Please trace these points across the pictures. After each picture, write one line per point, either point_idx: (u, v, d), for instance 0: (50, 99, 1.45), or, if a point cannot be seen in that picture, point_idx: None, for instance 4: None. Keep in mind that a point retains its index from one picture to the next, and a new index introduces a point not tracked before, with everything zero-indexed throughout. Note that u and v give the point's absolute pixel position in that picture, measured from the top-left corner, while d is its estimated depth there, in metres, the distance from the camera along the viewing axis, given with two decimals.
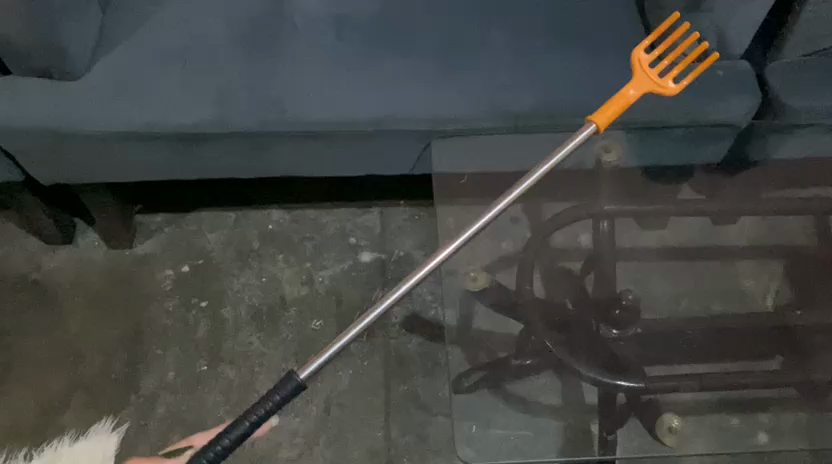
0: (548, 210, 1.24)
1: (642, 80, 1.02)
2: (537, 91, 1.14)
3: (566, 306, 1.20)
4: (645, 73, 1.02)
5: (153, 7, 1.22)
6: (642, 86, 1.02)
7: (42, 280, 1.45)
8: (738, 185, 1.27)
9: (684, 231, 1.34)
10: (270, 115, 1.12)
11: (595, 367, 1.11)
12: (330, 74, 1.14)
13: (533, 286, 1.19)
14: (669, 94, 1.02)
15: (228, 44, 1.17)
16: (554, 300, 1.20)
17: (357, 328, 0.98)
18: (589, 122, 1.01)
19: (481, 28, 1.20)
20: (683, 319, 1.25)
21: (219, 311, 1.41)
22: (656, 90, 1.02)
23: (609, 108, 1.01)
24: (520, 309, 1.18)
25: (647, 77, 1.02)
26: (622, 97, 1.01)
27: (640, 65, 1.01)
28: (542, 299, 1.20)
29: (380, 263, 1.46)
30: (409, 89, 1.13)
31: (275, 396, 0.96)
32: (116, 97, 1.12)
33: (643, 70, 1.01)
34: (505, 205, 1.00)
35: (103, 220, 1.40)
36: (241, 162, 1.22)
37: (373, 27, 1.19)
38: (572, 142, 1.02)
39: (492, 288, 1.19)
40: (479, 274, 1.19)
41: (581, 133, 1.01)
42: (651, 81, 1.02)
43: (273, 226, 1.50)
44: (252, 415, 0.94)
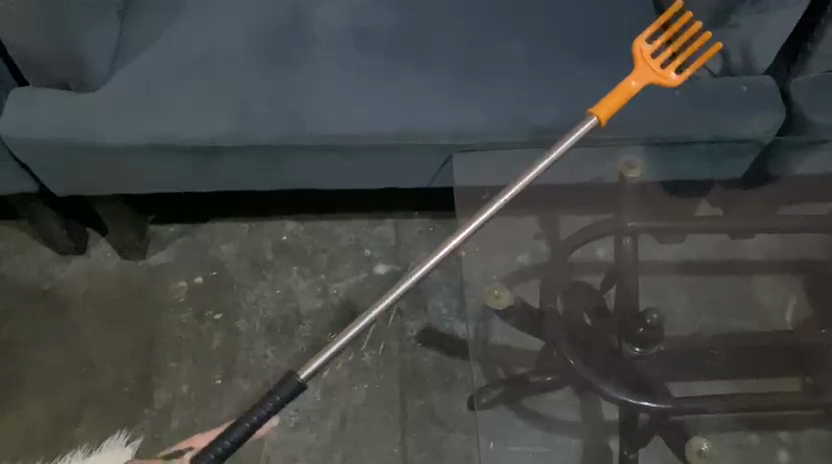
0: (564, 227, 1.22)
1: (646, 72, 1.04)
2: (557, 104, 1.13)
3: (584, 323, 1.18)
4: (647, 64, 1.04)
5: (170, 14, 1.20)
6: (645, 77, 1.03)
7: (54, 291, 1.44)
8: (755, 199, 1.26)
9: (699, 246, 1.30)
10: (287, 128, 1.11)
11: (620, 386, 1.11)
12: (345, 88, 1.13)
13: (556, 305, 1.17)
14: (671, 85, 1.04)
15: (244, 53, 1.16)
16: (572, 317, 1.19)
17: (352, 332, 1.00)
18: (591, 115, 1.03)
19: (500, 38, 1.18)
20: (705, 337, 1.25)
21: (233, 323, 1.40)
22: (658, 81, 1.04)
23: (610, 100, 1.03)
24: (544, 325, 1.16)
25: (649, 67, 1.03)
26: (624, 87, 1.03)
27: (643, 55, 1.04)
28: (562, 316, 1.18)
29: (395, 275, 1.45)
30: (428, 101, 1.12)
31: (275, 397, 0.97)
32: (132, 109, 1.11)
33: (644, 62, 1.04)
34: (502, 203, 1.05)
35: (116, 231, 1.39)
36: (261, 176, 1.20)
37: (392, 37, 1.18)
38: (577, 131, 1.03)
39: (514, 308, 1.17)
40: (502, 292, 1.18)
41: (583, 126, 1.03)
42: (654, 73, 1.03)
43: (287, 237, 1.49)
44: (252, 416, 0.95)
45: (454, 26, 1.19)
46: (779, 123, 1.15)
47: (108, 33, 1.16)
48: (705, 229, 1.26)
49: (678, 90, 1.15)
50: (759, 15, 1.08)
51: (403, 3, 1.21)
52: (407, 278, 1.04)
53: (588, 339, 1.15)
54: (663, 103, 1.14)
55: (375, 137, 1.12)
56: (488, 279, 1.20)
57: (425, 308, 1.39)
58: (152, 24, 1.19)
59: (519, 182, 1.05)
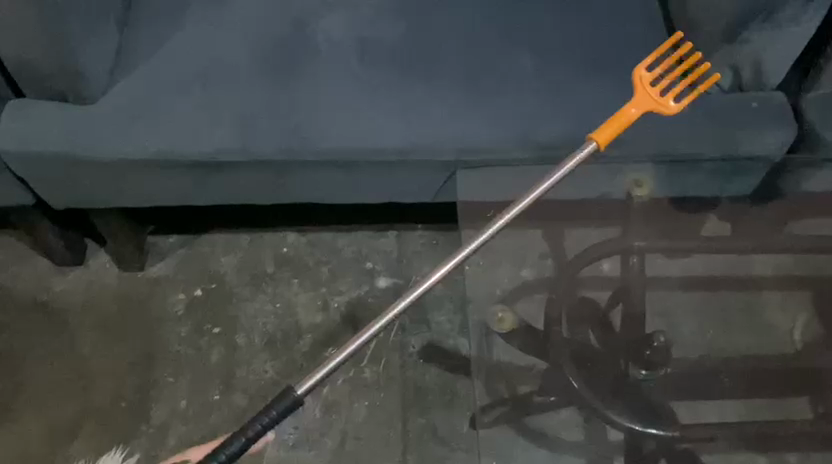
0: (572, 238, 1.20)
1: (645, 99, 1.02)
2: (564, 119, 1.11)
3: (589, 341, 1.17)
4: (646, 92, 1.02)
5: (171, 22, 1.17)
6: (644, 105, 1.02)
7: (52, 302, 1.42)
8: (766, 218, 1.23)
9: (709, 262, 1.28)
10: (290, 143, 1.09)
11: (627, 413, 1.10)
12: (348, 103, 1.10)
13: (561, 327, 1.16)
14: (669, 113, 1.03)
15: (248, 63, 1.13)
16: (578, 338, 1.17)
17: (346, 353, 0.96)
18: (590, 139, 1.00)
19: (509, 51, 1.16)
20: (708, 365, 1.22)
21: (233, 337, 1.38)
22: (657, 109, 1.03)
23: (609, 125, 1.00)
24: (549, 350, 1.14)
25: (648, 95, 1.02)
26: (623, 114, 1.01)
27: (642, 83, 1.02)
28: (568, 339, 1.16)
29: (397, 289, 1.43)
30: (434, 115, 1.10)
31: (272, 412, 0.94)
32: (133, 121, 1.09)
33: (643, 89, 1.02)
34: (506, 220, 1.01)
35: (114, 242, 1.37)
36: (261, 190, 1.18)
37: (398, 50, 1.15)
38: (575, 160, 1.00)
39: (520, 331, 1.16)
40: (506, 315, 1.17)
41: (582, 151, 1.00)
42: (653, 101, 1.02)
43: (288, 249, 1.46)
44: (249, 431, 0.92)
45: (463, 39, 1.17)
46: (789, 142, 1.11)
47: (107, 43, 1.13)
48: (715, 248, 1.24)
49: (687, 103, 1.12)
50: (771, 30, 1.05)
51: (409, 15, 1.19)
52: (410, 292, 1.00)
53: (598, 361, 1.14)
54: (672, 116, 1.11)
55: (376, 154, 1.10)
56: (493, 296, 1.19)
57: (427, 324, 1.36)
58: (152, 32, 1.16)
59: (525, 198, 1.01)
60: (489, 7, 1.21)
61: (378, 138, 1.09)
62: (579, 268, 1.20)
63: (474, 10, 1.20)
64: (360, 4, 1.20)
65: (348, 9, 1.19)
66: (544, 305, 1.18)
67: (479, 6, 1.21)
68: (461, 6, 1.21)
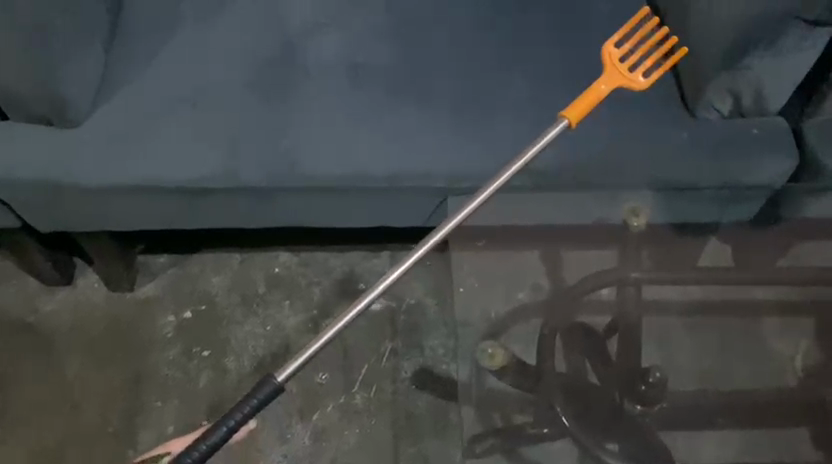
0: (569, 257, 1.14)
1: (614, 75, 1.01)
2: (558, 147, 1.09)
3: (590, 381, 1.12)
4: (615, 68, 1.01)
5: (159, 42, 1.14)
6: (613, 80, 1.01)
7: (39, 324, 1.39)
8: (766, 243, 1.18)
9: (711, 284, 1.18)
10: (278, 170, 1.06)
11: (622, 453, 1.09)
12: (335, 134, 1.08)
13: (554, 361, 1.12)
14: (639, 89, 1.02)
15: (238, 86, 1.10)
16: (576, 371, 1.13)
17: (320, 342, 0.94)
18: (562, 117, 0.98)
19: (504, 75, 1.13)
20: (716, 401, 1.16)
21: (222, 361, 1.36)
22: (626, 84, 1.02)
23: (581, 101, 0.99)
24: (541, 387, 1.12)
25: (617, 71, 1.01)
26: (593, 91, 1.00)
27: (610, 59, 1.01)
28: (563, 375, 1.13)
29: (389, 311, 1.38)
30: (427, 142, 1.08)
31: (253, 400, 0.91)
32: (117, 147, 1.06)
33: (612, 65, 1.01)
34: (474, 206, 0.98)
35: (102, 263, 1.34)
36: (250, 216, 1.16)
37: (392, 73, 1.12)
38: (545, 139, 0.97)
39: (511, 368, 1.12)
40: (497, 351, 1.12)
41: (554, 128, 0.97)
42: (622, 77, 1.01)
43: (280, 269, 1.44)
44: (229, 421, 0.90)
45: (458, 61, 1.14)
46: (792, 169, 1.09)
47: (92, 65, 1.11)
48: (718, 279, 1.18)
49: (686, 129, 1.09)
50: (771, 58, 1.02)
51: (404, 35, 1.16)
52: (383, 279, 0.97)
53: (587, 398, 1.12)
54: (671, 143, 1.08)
55: (366, 181, 1.08)
56: (487, 319, 1.15)
57: (420, 349, 1.35)
58: (139, 53, 1.14)
59: (489, 187, 0.98)
60: (485, 26, 1.17)
61: (371, 165, 1.07)
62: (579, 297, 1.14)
63: (470, 30, 1.17)
64: (351, 23, 1.17)
65: (341, 29, 1.16)
66: (540, 330, 1.14)
67: (475, 26, 1.17)
68: (457, 26, 1.17)
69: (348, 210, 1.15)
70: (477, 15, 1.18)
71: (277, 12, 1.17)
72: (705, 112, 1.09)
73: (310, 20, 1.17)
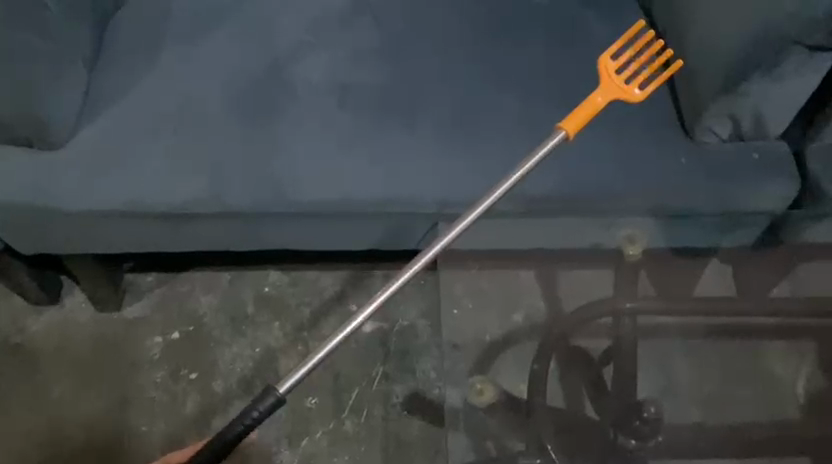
0: (564, 279, 1.13)
1: (610, 87, 0.98)
2: (551, 170, 1.06)
3: (590, 416, 1.09)
4: (611, 79, 0.98)
5: (142, 62, 1.12)
6: (610, 93, 0.98)
7: (25, 344, 1.37)
8: (763, 266, 1.15)
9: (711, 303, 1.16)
10: (264, 195, 1.04)
11: None
12: (322, 157, 1.05)
13: (544, 396, 1.11)
14: (635, 101, 0.99)
15: (223, 108, 1.07)
16: (571, 404, 1.10)
17: (307, 368, 0.93)
18: (559, 128, 0.96)
19: (496, 97, 1.10)
20: (720, 434, 1.11)
21: (209, 383, 1.33)
22: (622, 97, 0.99)
23: (578, 113, 0.96)
24: (532, 423, 1.09)
25: (614, 83, 0.98)
26: (590, 103, 0.97)
27: (607, 71, 0.98)
28: (557, 409, 1.11)
29: (381, 334, 1.36)
30: (415, 166, 1.05)
31: (252, 414, 0.91)
32: (98, 171, 1.04)
33: (609, 77, 0.98)
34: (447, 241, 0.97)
35: (89, 283, 1.32)
36: (236, 240, 1.14)
37: (382, 95, 1.09)
38: (545, 148, 0.95)
39: (500, 404, 1.10)
40: (486, 387, 1.11)
41: (553, 139, 0.95)
42: (619, 89, 0.98)
43: (270, 288, 1.41)
44: (227, 433, 0.91)
45: (448, 82, 1.11)
46: (792, 194, 1.06)
47: (73, 86, 1.08)
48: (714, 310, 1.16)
49: (684, 154, 1.06)
50: (773, 82, 0.98)
51: (394, 56, 1.13)
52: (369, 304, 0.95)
53: (584, 432, 1.09)
54: (669, 168, 1.05)
55: (354, 205, 1.05)
56: (480, 342, 1.14)
57: (413, 372, 1.32)
58: (124, 72, 1.11)
59: (479, 205, 0.96)
60: (477, 46, 1.14)
61: (359, 189, 1.04)
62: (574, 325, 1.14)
63: (462, 50, 1.14)
64: (341, 42, 1.14)
65: (329, 50, 1.13)
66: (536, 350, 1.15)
67: (467, 46, 1.14)
68: (448, 45, 1.14)
69: (335, 235, 1.13)
70: (469, 35, 1.15)
71: (264, 31, 1.14)
72: (702, 135, 1.05)
73: (297, 39, 1.14)
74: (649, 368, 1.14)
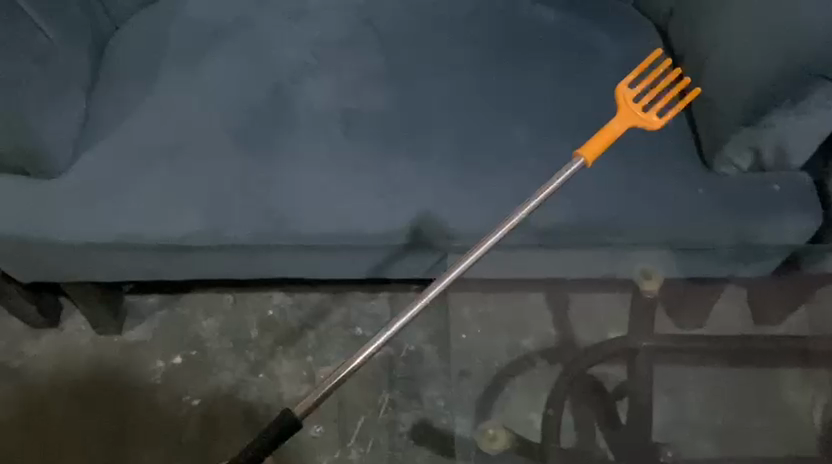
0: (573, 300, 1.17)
1: (627, 114, 0.91)
2: (565, 199, 1.01)
3: (606, 457, 1.07)
4: (629, 106, 0.91)
5: (140, 87, 1.09)
6: (628, 120, 0.91)
7: (23, 368, 1.34)
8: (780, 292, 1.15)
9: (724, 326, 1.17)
10: (267, 227, 1.01)
11: None
12: (327, 188, 1.02)
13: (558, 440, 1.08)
14: (654, 129, 0.92)
15: (224, 136, 1.04)
16: (583, 444, 1.08)
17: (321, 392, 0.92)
18: (577, 155, 0.90)
19: (507, 124, 1.06)
20: None
21: (212, 410, 1.30)
22: (641, 125, 0.92)
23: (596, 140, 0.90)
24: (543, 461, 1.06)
25: (632, 110, 0.91)
26: (608, 130, 0.90)
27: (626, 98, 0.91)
28: (570, 451, 1.08)
29: (387, 359, 1.33)
30: (423, 197, 1.01)
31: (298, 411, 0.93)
32: (96, 202, 1.01)
33: (626, 103, 0.91)
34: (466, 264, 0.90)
35: (87, 307, 1.29)
36: (238, 268, 1.11)
37: (388, 122, 1.05)
38: (563, 174, 0.88)
39: (512, 450, 1.05)
40: (499, 433, 1.07)
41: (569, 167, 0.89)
42: (637, 116, 0.91)
43: (273, 312, 1.38)
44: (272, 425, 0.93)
45: (456, 108, 1.07)
46: (815, 228, 1.03)
47: (70, 115, 1.05)
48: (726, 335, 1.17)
49: (701, 186, 1.02)
50: (796, 116, 0.94)
51: (401, 80, 1.09)
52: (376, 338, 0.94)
53: None
54: (686, 200, 1.01)
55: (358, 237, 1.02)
56: (489, 367, 1.15)
57: (419, 400, 1.29)
58: (122, 97, 1.08)
59: (500, 230, 0.89)
60: (487, 70, 1.11)
61: (365, 222, 1.01)
62: (590, 364, 1.12)
63: (471, 74, 1.10)
64: (346, 66, 1.10)
65: (333, 74, 1.10)
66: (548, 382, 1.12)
67: (477, 69, 1.11)
68: (457, 69, 1.11)
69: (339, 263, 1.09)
70: (478, 59, 1.12)
71: (267, 55, 1.11)
72: (723, 166, 1.02)
73: (301, 63, 1.10)
74: (662, 399, 1.13)
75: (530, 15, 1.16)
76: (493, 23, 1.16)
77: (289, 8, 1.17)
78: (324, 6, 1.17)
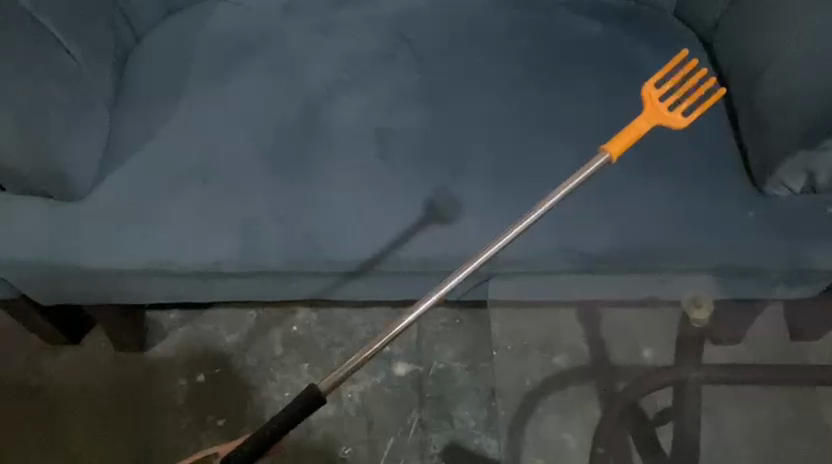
0: (611, 315, 1.13)
1: (652, 112, 0.80)
2: (610, 226, 0.97)
3: None
4: (653, 103, 0.80)
5: (167, 107, 1.06)
6: (653, 118, 0.80)
7: (43, 386, 1.31)
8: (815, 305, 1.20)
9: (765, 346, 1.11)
10: (302, 251, 0.98)
11: None
12: (367, 210, 0.98)
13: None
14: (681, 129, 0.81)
15: (254, 158, 1.01)
16: None
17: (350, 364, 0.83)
18: (601, 151, 0.78)
19: (547, 143, 1.02)
20: None
21: (238, 431, 1.27)
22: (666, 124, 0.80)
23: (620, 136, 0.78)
24: None
25: (656, 107, 0.80)
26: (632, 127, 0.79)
27: (652, 95, 0.80)
28: None
29: (416, 376, 1.30)
30: (464, 223, 0.97)
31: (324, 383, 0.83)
32: (124, 228, 0.98)
33: (651, 99, 0.80)
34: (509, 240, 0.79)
35: (109, 325, 1.26)
36: (270, 287, 1.08)
37: (422, 142, 1.02)
38: (582, 174, 0.78)
39: None
40: None
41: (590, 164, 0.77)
42: (662, 114, 0.80)
43: (298, 328, 1.35)
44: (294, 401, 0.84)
45: (491, 128, 1.03)
46: None
47: (95, 136, 1.02)
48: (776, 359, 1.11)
49: (752, 208, 0.98)
50: None
51: (436, 99, 1.06)
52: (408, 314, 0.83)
53: None
54: (735, 223, 0.97)
55: (402, 262, 0.99)
56: (522, 387, 1.12)
57: (450, 420, 1.26)
58: (149, 118, 1.05)
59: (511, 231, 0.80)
60: (524, 87, 1.07)
61: (411, 247, 0.98)
62: (640, 393, 1.06)
63: (506, 92, 1.07)
64: (378, 85, 1.07)
65: (367, 92, 1.06)
66: (595, 408, 1.09)
67: (513, 87, 1.07)
68: (492, 87, 1.07)
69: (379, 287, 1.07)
70: (514, 76, 1.08)
71: (296, 74, 1.08)
72: (773, 188, 0.97)
73: (332, 81, 1.08)
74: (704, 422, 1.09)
75: (566, 31, 1.13)
76: (526, 38, 1.13)
77: (319, 24, 1.14)
78: (354, 21, 1.14)
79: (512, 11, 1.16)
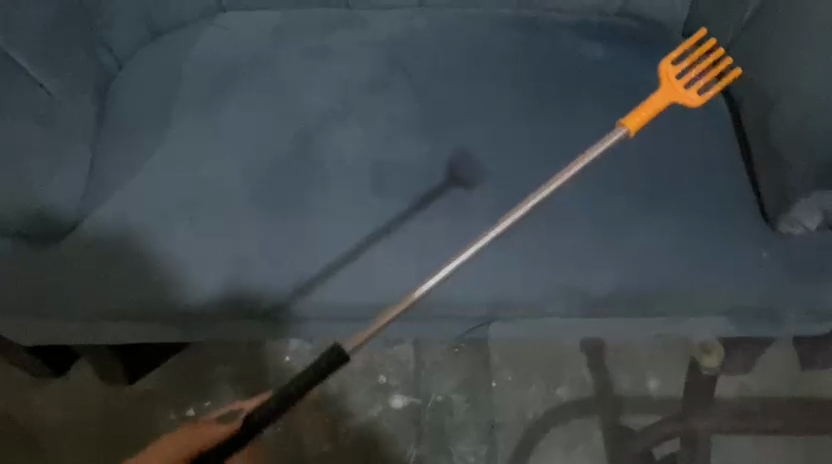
0: None
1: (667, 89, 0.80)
2: (617, 267, 0.93)
3: None
4: (670, 80, 0.80)
5: (152, 140, 1.01)
6: (670, 95, 0.80)
7: (27, 421, 1.27)
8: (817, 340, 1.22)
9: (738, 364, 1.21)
10: (293, 294, 0.92)
11: None
12: (341, 246, 0.93)
13: None
14: (694, 109, 0.81)
15: (244, 192, 0.96)
16: None
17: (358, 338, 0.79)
18: (619, 125, 0.78)
19: (551, 178, 0.97)
20: None
21: None
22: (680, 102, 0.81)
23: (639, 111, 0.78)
24: None
25: (674, 86, 0.80)
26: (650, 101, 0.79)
27: (668, 72, 0.81)
28: None
29: (414, 409, 1.25)
30: (465, 265, 0.93)
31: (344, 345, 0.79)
32: (107, 271, 0.93)
33: (667, 77, 0.81)
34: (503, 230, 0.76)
35: (97, 360, 1.21)
36: (262, 329, 1.03)
37: (419, 178, 0.97)
38: (602, 146, 0.77)
39: None
40: None
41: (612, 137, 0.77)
42: (679, 92, 0.80)
43: (291, 358, 1.31)
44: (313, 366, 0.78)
45: (493, 162, 0.98)
46: None
47: (75, 173, 0.97)
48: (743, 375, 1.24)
49: (765, 247, 0.93)
50: None
51: (436, 129, 1.01)
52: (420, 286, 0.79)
53: None
54: (748, 264, 0.93)
55: (354, 307, 0.94)
56: None
57: (449, 456, 1.22)
58: (133, 151, 1.00)
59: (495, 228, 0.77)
60: (527, 117, 1.02)
61: (372, 289, 0.93)
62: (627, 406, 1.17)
63: (509, 121, 1.02)
64: (374, 115, 1.02)
65: (362, 123, 1.01)
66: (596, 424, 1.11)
67: (516, 116, 1.02)
68: (493, 114, 1.02)
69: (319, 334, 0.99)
70: (516, 104, 1.03)
71: (288, 102, 1.03)
72: (788, 226, 0.93)
73: (326, 110, 1.03)
74: None
75: (571, 54, 1.08)
76: (530, 62, 1.07)
77: (312, 48, 1.08)
78: (348, 44, 1.09)
79: (513, 31, 1.11)
